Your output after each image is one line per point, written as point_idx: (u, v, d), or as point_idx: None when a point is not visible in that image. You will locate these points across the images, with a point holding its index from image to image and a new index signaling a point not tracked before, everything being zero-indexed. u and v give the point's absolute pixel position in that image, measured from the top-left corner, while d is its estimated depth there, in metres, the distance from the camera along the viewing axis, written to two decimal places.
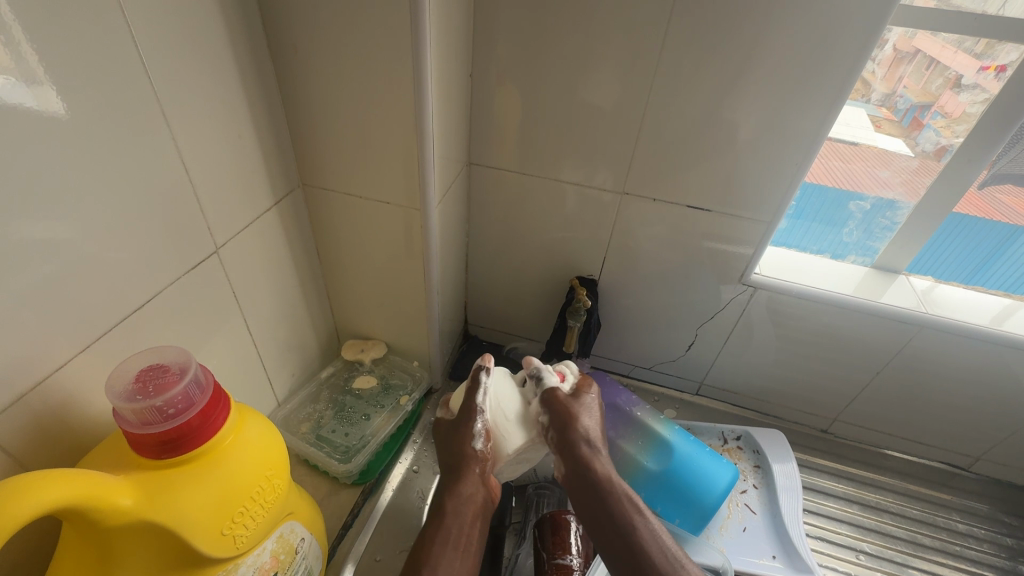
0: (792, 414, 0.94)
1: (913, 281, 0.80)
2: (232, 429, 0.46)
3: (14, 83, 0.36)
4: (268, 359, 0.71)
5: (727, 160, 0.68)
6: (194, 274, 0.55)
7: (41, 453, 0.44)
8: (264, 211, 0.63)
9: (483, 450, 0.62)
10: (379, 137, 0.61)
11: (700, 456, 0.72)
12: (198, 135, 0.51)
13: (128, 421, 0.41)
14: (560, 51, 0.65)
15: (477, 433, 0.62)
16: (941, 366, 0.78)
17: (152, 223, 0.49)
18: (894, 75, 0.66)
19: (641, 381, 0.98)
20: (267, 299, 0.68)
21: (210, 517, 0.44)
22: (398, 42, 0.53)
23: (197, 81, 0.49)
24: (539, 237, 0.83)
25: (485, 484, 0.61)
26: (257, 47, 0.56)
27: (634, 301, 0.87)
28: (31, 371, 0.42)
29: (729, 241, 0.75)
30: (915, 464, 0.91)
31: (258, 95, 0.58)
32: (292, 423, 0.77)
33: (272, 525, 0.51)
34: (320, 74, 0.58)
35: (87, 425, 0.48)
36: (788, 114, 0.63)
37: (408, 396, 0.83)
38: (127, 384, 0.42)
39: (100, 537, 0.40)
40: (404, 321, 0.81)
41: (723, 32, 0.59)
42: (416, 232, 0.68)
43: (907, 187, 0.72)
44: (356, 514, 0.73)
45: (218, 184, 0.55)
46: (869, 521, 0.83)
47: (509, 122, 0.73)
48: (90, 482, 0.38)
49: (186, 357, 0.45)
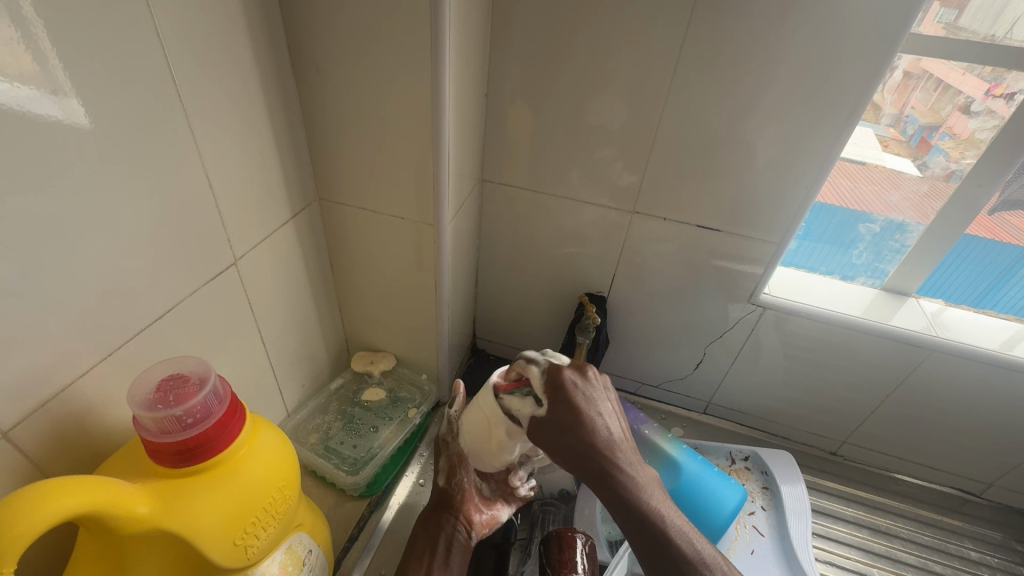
0: (800, 435, 0.93)
1: (923, 303, 0.79)
2: (247, 439, 0.46)
3: (40, 95, 0.37)
4: (279, 369, 0.72)
5: (736, 182, 0.69)
6: (212, 285, 0.56)
7: (59, 460, 0.45)
8: (282, 223, 0.65)
9: (444, 483, 0.67)
10: (396, 154, 0.62)
11: (709, 477, 0.72)
12: (220, 150, 0.53)
13: (148, 429, 0.41)
14: (573, 73, 0.66)
15: (438, 469, 0.68)
16: (952, 390, 0.78)
17: (175, 234, 0.50)
18: (902, 99, 0.67)
19: (649, 399, 0.98)
20: (280, 310, 0.69)
21: (223, 527, 0.44)
22: (418, 62, 0.55)
23: (222, 99, 0.51)
24: (549, 253, 0.84)
25: (455, 509, 0.65)
26: (281, 66, 0.58)
27: (643, 318, 0.87)
28: (54, 379, 0.43)
29: (740, 259, 0.75)
30: (925, 488, 0.90)
31: (279, 111, 0.59)
32: (301, 434, 0.78)
33: (282, 536, 0.51)
34: (339, 93, 0.59)
35: (105, 433, 0.49)
36: (799, 137, 0.64)
37: (416, 409, 0.83)
38: (148, 393, 0.43)
39: (117, 544, 0.40)
40: (414, 335, 0.82)
41: (734, 55, 0.60)
42: (429, 247, 0.69)
43: (916, 210, 0.73)
44: (362, 527, 0.73)
45: (238, 196, 0.56)
46: (879, 547, 0.81)
47: (521, 140, 0.74)
48: (108, 490, 0.38)
49: (205, 367, 0.45)
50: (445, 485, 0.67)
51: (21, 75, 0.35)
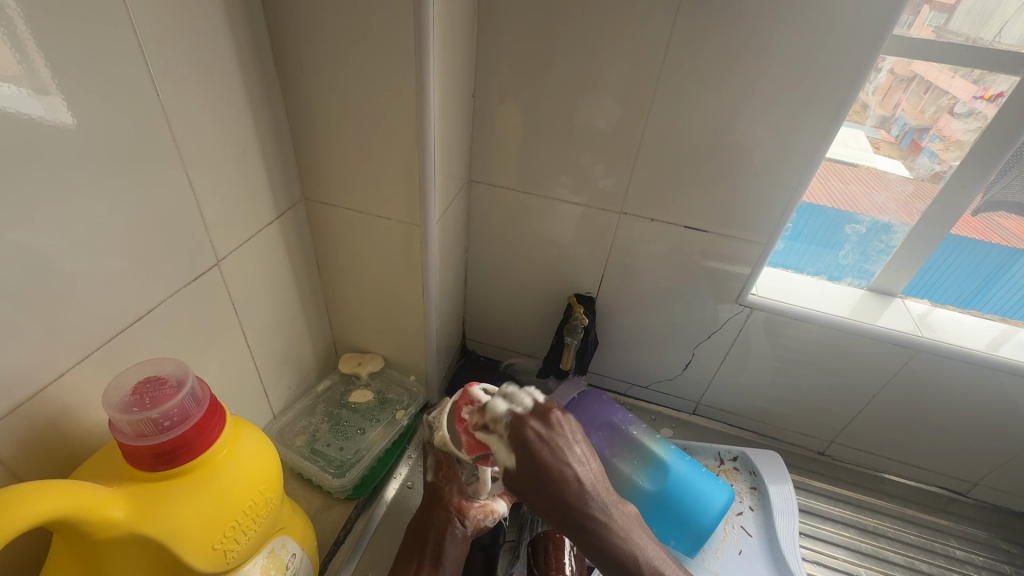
0: (788, 435, 0.94)
1: (909, 304, 0.80)
2: (227, 441, 0.46)
3: (23, 94, 0.36)
4: (264, 371, 0.71)
5: (723, 182, 0.69)
6: (194, 286, 0.55)
7: (34, 462, 0.44)
8: (267, 224, 0.64)
9: (433, 479, 0.68)
10: (382, 155, 0.62)
11: (697, 477, 0.72)
12: (203, 150, 0.52)
13: (123, 432, 0.41)
14: (561, 74, 0.66)
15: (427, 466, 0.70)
16: (938, 390, 0.78)
17: (156, 237, 0.50)
18: (890, 101, 0.68)
19: (638, 400, 0.98)
20: (266, 311, 0.68)
21: (200, 531, 0.43)
22: (403, 61, 0.54)
23: (205, 97, 0.51)
24: (537, 254, 0.84)
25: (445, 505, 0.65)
26: (264, 65, 0.57)
27: (632, 319, 0.87)
28: (29, 382, 0.42)
29: (727, 260, 0.76)
30: (912, 488, 0.91)
31: (263, 110, 0.59)
32: (287, 437, 0.77)
33: (263, 539, 0.50)
34: (325, 93, 0.59)
35: (82, 436, 0.48)
36: (784, 138, 0.64)
37: (403, 410, 0.83)
38: (124, 396, 0.42)
39: (90, 549, 0.39)
40: (402, 336, 0.82)
41: (720, 57, 0.60)
42: (416, 247, 0.69)
43: (903, 211, 0.73)
44: (349, 529, 0.73)
45: (221, 196, 0.56)
46: (867, 547, 0.82)
47: (509, 141, 0.74)
48: (81, 494, 0.38)
49: (183, 369, 0.45)
50: (434, 479, 0.68)
51: (5, 74, 0.35)
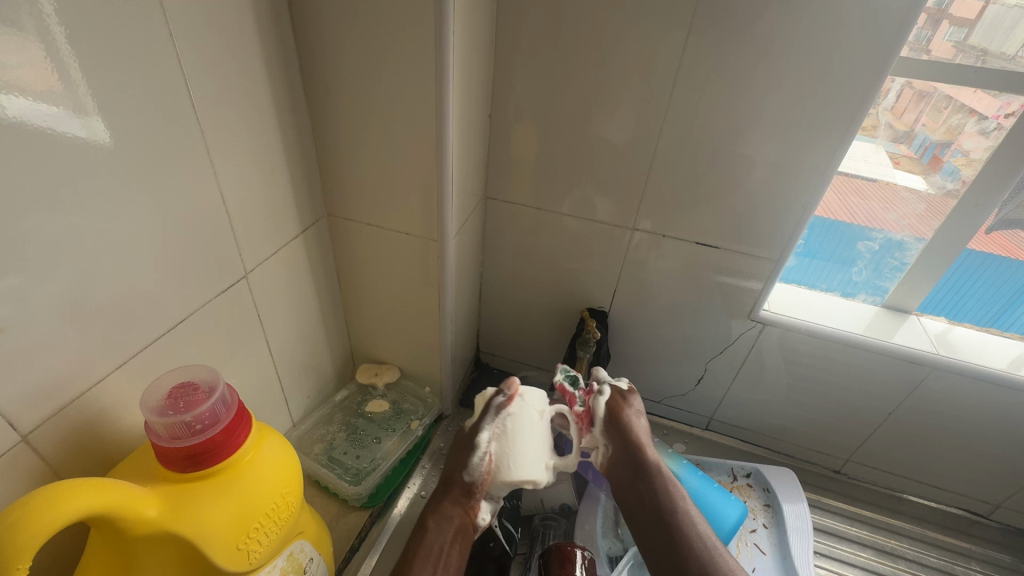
0: (803, 453, 0.93)
1: (925, 322, 0.79)
2: (252, 446, 0.48)
3: (66, 114, 0.39)
4: (286, 380, 0.74)
5: (734, 200, 0.71)
6: (222, 297, 0.58)
7: (73, 464, 0.47)
8: (292, 238, 0.67)
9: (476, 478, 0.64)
10: (402, 173, 0.65)
11: (709, 492, 0.72)
12: (234, 168, 0.55)
13: (158, 434, 0.43)
14: (574, 95, 0.69)
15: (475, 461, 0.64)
16: (957, 408, 0.77)
17: (189, 250, 0.52)
18: (908, 117, 0.69)
19: (651, 415, 0.98)
20: (288, 321, 0.71)
21: (227, 531, 0.45)
22: (424, 84, 0.57)
23: (238, 119, 0.54)
24: (551, 268, 0.86)
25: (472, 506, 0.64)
26: (294, 89, 0.61)
27: (645, 334, 0.88)
28: (70, 387, 0.45)
29: (740, 275, 0.76)
30: (933, 509, 0.89)
31: (291, 131, 0.62)
32: (305, 445, 0.79)
33: (284, 542, 0.52)
34: (349, 115, 0.62)
35: (117, 438, 0.50)
36: (794, 156, 0.65)
37: (419, 421, 0.85)
38: (161, 400, 0.45)
39: (125, 545, 0.42)
40: (419, 348, 0.84)
41: (728, 79, 0.62)
42: (433, 262, 0.71)
43: (916, 229, 0.74)
44: (363, 538, 0.74)
45: (249, 211, 0.59)
46: (885, 568, 0.80)
47: (524, 159, 0.76)
48: (120, 492, 0.40)
49: (215, 376, 0.47)
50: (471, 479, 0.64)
51: (50, 96, 0.38)
